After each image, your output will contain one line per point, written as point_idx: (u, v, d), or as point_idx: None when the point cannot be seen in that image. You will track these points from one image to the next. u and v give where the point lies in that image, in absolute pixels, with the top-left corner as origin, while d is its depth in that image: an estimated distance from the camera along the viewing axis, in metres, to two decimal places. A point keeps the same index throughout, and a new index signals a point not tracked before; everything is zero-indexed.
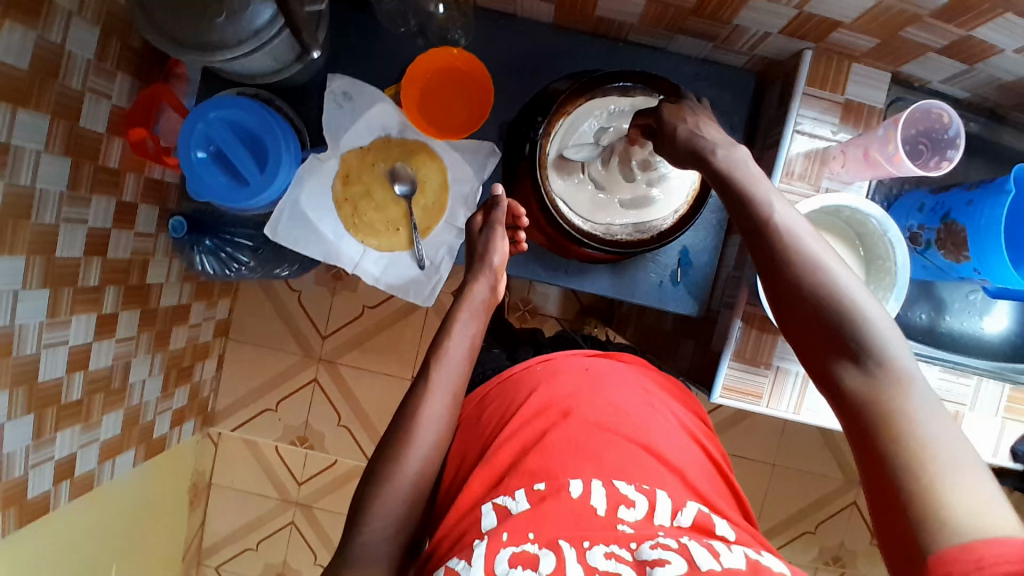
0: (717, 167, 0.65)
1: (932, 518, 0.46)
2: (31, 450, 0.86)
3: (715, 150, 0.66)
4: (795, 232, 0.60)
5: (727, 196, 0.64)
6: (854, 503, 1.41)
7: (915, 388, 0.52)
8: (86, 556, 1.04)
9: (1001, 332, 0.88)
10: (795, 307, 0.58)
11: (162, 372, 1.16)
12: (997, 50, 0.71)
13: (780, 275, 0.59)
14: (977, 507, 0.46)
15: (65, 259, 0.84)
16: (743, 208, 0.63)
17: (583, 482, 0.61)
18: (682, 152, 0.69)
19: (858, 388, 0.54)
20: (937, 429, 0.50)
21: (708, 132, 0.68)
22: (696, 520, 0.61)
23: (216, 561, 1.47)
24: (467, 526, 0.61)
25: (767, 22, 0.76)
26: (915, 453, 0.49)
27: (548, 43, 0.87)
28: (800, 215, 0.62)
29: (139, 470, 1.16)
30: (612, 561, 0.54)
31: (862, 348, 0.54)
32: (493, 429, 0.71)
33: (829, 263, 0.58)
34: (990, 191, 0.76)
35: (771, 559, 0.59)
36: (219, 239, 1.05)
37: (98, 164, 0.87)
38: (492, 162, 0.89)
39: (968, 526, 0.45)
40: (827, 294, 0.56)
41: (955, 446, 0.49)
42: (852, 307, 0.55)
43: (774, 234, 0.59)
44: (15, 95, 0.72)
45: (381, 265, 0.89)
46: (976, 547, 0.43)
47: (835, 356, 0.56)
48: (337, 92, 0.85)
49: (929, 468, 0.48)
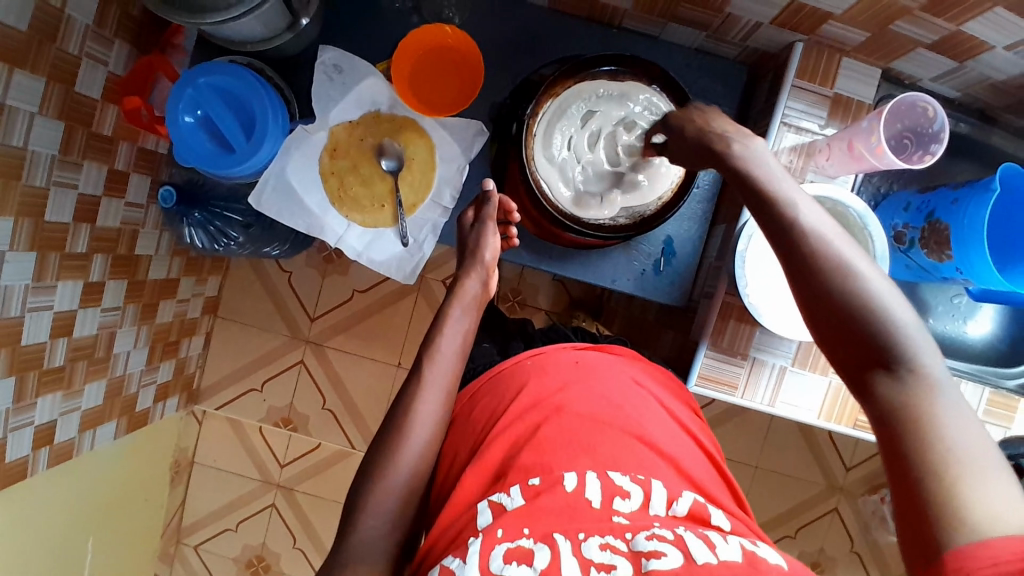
0: (734, 164, 0.64)
1: (953, 521, 0.48)
2: (11, 413, 0.85)
3: (730, 143, 0.65)
4: (823, 234, 0.59)
5: (745, 192, 0.63)
6: (836, 509, 1.41)
7: (944, 394, 0.53)
8: (62, 524, 1.03)
9: (984, 336, 0.88)
10: (825, 311, 0.57)
11: (147, 344, 1.16)
12: (988, 47, 0.71)
13: (809, 278, 0.58)
14: (996, 505, 0.47)
15: (53, 223, 0.84)
16: (768, 207, 0.61)
17: (578, 474, 0.60)
18: (692, 148, 0.69)
19: (889, 395, 0.54)
20: (963, 433, 0.51)
21: (719, 125, 0.68)
22: (692, 510, 0.60)
23: (195, 540, 1.47)
24: (463, 525, 0.60)
25: (759, 12, 0.76)
26: (937, 456, 0.50)
27: (542, 26, 0.88)
28: (828, 215, 0.60)
29: (120, 442, 1.16)
30: (607, 553, 0.54)
31: (895, 356, 0.55)
32: (484, 426, 0.70)
33: (859, 267, 0.57)
34: (976, 189, 0.76)
35: (768, 550, 0.57)
36: (208, 213, 1.05)
37: (92, 131, 0.87)
38: (479, 141, 0.89)
39: (982, 525, 0.47)
40: (859, 299, 0.56)
41: (975, 447, 0.50)
42: (883, 312, 0.55)
43: (803, 236, 0.58)
44: (12, 56, 0.72)
45: (365, 240, 0.90)
46: (995, 544, 0.45)
47: (866, 362, 0.56)
48: (328, 64, 0.86)
49: (952, 470, 0.49)
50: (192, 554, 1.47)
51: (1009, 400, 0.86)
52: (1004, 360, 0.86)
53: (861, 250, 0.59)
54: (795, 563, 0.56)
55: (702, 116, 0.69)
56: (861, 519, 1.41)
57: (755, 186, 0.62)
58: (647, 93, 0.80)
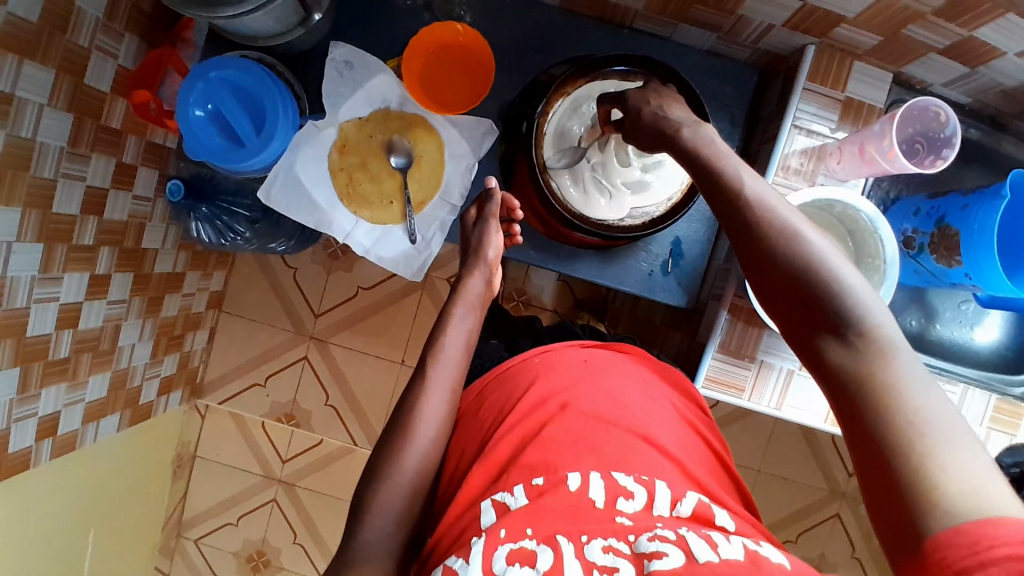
0: (684, 145, 0.65)
1: (926, 503, 0.46)
2: (15, 403, 0.85)
3: (681, 127, 0.66)
4: (769, 204, 0.59)
5: (695, 171, 0.64)
6: (837, 514, 1.40)
7: (898, 355, 0.52)
8: (64, 515, 1.03)
9: (991, 343, 0.87)
10: (771, 281, 0.57)
11: (152, 338, 1.16)
12: (1000, 53, 0.71)
13: (755, 249, 0.58)
14: (972, 485, 0.45)
15: (61, 215, 0.84)
16: (714, 182, 0.62)
17: (582, 474, 0.60)
18: (648, 135, 0.69)
19: (842, 362, 0.53)
20: (922, 400, 0.49)
21: (673, 112, 0.69)
22: (696, 510, 0.60)
23: (196, 534, 1.47)
24: (467, 524, 0.59)
25: (772, 14, 0.76)
26: (902, 431, 0.48)
27: (553, 25, 0.88)
28: (772, 186, 0.61)
29: (123, 435, 1.16)
30: (610, 556, 0.53)
31: (842, 320, 0.54)
32: (492, 423, 0.69)
33: (803, 234, 0.57)
34: (986, 196, 0.75)
35: (771, 550, 0.56)
36: (216, 207, 1.05)
37: (100, 124, 0.87)
38: (489, 139, 0.89)
39: (960, 506, 0.44)
40: (804, 265, 0.56)
41: (943, 418, 0.49)
42: (829, 276, 0.55)
43: (744, 205, 0.59)
44: (22, 47, 0.72)
45: (372, 237, 0.89)
46: (973, 530, 0.43)
47: (816, 329, 0.55)
48: (339, 60, 0.86)
49: (920, 446, 0.47)
50: (192, 548, 1.47)
51: (1014, 408, 0.86)
52: (1009, 368, 0.87)
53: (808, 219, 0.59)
54: (799, 562, 0.56)
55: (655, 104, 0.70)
56: (862, 525, 1.41)
57: (703, 164, 0.63)
58: None
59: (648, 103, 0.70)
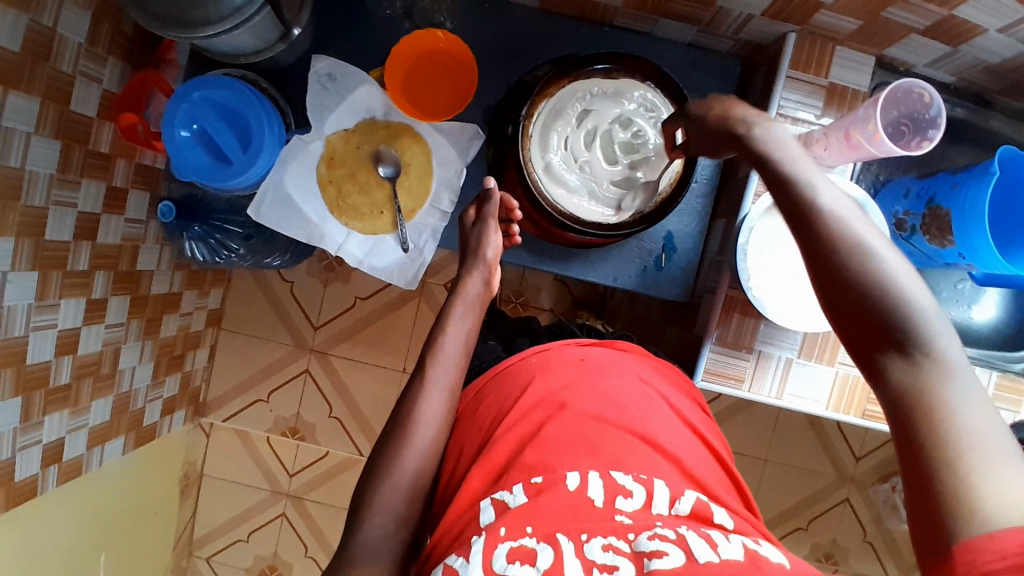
0: (755, 146, 0.63)
1: (966, 511, 0.46)
2: (18, 432, 0.85)
3: (752, 126, 0.64)
4: (840, 215, 0.57)
5: (765, 176, 0.62)
6: (847, 499, 1.40)
7: (959, 378, 0.51)
8: (73, 542, 1.03)
9: (989, 320, 0.87)
10: (836, 293, 0.56)
11: (152, 359, 1.16)
12: (981, 31, 0.71)
13: (821, 257, 0.57)
14: (1011, 497, 0.46)
15: (54, 242, 0.84)
16: (784, 187, 0.60)
17: (580, 474, 0.60)
18: (715, 136, 0.67)
19: (903, 380, 0.52)
20: (973, 419, 0.49)
21: (740, 113, 0.67)
22: (695, 508, 0.59)
23: (207, 552, 1.47)
24: (466, 523, 0.59)
25: (751, 4, 0.76)
26: (952, 445, 0.49)
27: (535, 27, 0.88)
28: (845, 197, 0.59)
29: (128, 458, 1.16)
30: (610, 554, 0.53)
31: (909, 339, 0.53)
32: (489, 426, 0.69)
33: (874, 248, 0.55)
34: (975, 174, 0.75)
35: (770, 549, 0.56)
36: (208, 225, 1.04)
37: (89, 149, 0.88)
38: (475, 144, 0.90)
39: (996, 515, 0.45)
40: (874, 279, 0.54)
41: (986, 431, 0.49)
42: (899, 293, 0.54)
43: (817, 214, 0.57)
44: (6, 76, 0.72)
45: (365, 247, 0.90)
46: (1005, 537, 0.44)
47: (879, 343, 0.54)
48: (321, 73, 0.86)
49: (965, 461, 0.48)
50: (204, 567, 1.47)
51: (1016, 384, 0.86)
52: (1009, 344, 0.86)
53: (879, 233, 0.57)
54: (799, 561, 0.56)
55: (723, 104, 0.68)
56: (873, 508, 1.40)
57: (772, 168, 0.61)
58: (641, 90, 0.81)
59: (712, 109, 0.69)
